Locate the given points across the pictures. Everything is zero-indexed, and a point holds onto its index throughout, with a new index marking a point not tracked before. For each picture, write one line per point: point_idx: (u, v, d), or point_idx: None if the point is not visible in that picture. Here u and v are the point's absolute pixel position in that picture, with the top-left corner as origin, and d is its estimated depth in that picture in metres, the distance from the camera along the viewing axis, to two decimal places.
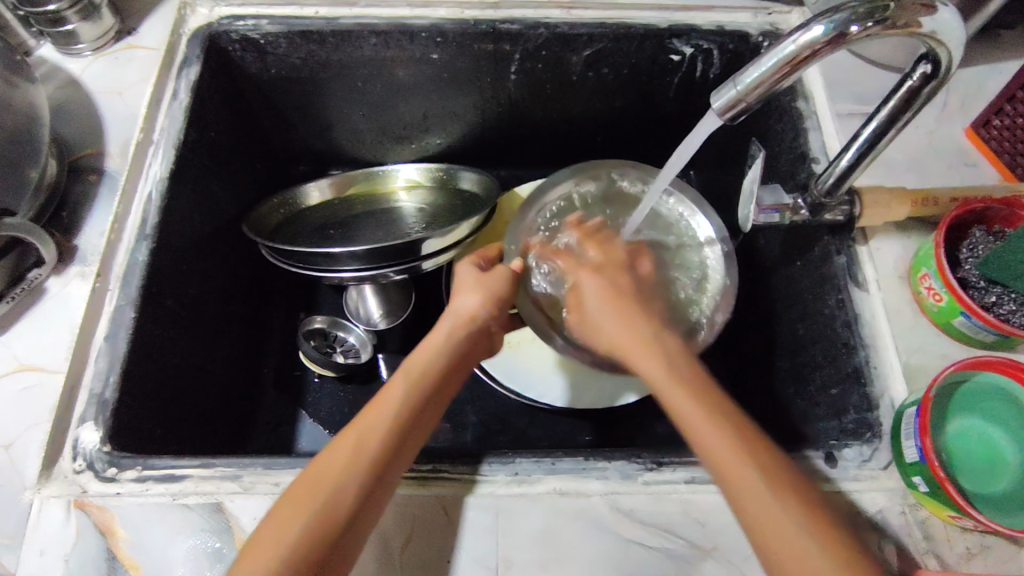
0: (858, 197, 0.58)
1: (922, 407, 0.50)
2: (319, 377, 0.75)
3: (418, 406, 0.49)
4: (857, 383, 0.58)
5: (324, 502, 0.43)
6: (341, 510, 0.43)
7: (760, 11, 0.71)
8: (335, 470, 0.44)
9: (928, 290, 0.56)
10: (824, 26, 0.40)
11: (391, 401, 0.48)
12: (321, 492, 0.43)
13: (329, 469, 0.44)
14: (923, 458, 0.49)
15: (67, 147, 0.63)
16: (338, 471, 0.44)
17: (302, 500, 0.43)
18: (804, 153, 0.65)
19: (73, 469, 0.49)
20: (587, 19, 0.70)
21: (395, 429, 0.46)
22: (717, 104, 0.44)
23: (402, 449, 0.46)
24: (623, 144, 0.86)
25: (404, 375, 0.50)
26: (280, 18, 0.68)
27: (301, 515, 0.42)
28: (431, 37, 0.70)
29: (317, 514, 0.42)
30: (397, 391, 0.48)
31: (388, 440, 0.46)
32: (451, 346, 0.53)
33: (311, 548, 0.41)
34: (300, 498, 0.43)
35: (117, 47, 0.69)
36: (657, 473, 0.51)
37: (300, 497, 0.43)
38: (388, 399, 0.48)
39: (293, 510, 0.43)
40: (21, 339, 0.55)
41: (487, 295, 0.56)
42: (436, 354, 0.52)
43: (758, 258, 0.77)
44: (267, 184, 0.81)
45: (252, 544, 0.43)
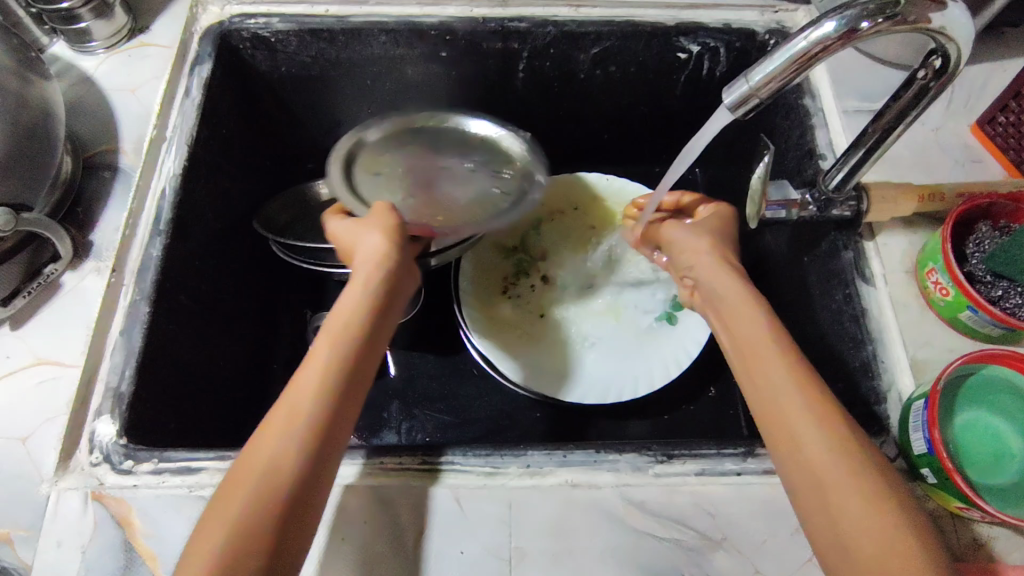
0: (865, 193, 0.59)
1: (929, 399, 0.50)
2: None
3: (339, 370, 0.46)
4: (865, 377, 0.58)
5: (263, 481, 0.41)
6: (282, 487, 0.41)
7: (766, 10, 0.72)
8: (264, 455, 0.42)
9: (935, 284, 0.57)
10: (835, 22, 0.40)
11: (315, 367, 0.46)
12: (259, 471, 0.42)
13: (262, 450, 0.42)
14: (931, 449, 0.49)
15: (80, 143, 0.63)
16: (269, 454, 0.42)
17: (240, 482, 0.42)
18: (810, 149, 0.66)
19: (90, 462, 0.50)
20: (595, 17, 0.71)
21: (321, 399, 0.44)
22: (729, 100, 0.45)
23: (336, 415, 0.45)
24: (630, 142, 0.87)
25: (323, 338, 0.48)
26: (291, 16, 0.69)
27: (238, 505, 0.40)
28: (440, 35, 0.70)
29: (259, 494, 0.41)
30: (317, 360, 0.46)
31: (319, 408, 0.44)
32: (367, 301, 0.50)
33: (257, 525, 0.40)
34: (238, 483, 0.42)
35: (130, 45, 0.69)
36: (668, 466, 0.52)
37: (238, 483, 0.42)
38: (314, 366, 0.46)
39: (230, 498, 0.41)
40: (36, 333, 0.55)
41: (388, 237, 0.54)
42: (356, 314, 0.49)
43: (764, 254, 0.77)
44: (277, 181, 0.81)
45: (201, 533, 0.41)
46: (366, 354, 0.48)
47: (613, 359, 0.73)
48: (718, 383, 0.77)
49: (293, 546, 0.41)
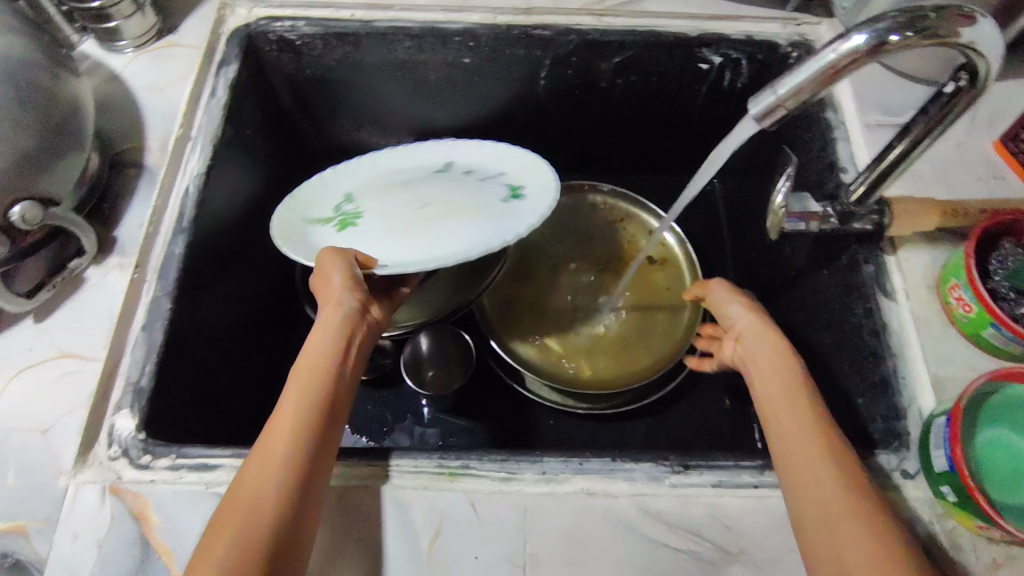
0: (887, 209, 0.59)
1: (952, 417, 0.50)
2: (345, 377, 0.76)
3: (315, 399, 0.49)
4: (884, 393, 0.58)
5: (247, 525, 0.42)
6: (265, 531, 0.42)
7: (790, 22, 0.72)
8: (253, 484, 0.44)
9: (957, 301, 0.56)
10: (865, 35, 0.40)
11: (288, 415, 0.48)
12: (244, 517, 0.43)
13: (246, 494, 0.44)
14: (953, 466, 0.49)
15: (107, 141, 0.64)
16: (257, 482, 0.44)
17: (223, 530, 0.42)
18: (832, 163, 0.66)
19: (109, 455, 0.50)
20: (618, 27, 0.71)
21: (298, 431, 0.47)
22: (755, 110, 0.45)
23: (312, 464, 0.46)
24: (648, 151, 0.87)
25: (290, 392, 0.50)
26: (316, 20, 0.70)
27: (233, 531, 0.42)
28: (464, 41, 0.71)
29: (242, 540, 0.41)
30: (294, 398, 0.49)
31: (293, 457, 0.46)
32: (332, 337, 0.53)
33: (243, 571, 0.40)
34: (223, 529, 0.42)
35: (158, 45, 0.70)
36: (684, 476, 0.51)
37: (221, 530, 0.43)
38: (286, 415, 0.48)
39: (221, 529, 0.43)
40: (59, 326, 0.56)
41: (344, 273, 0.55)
42: (325, 352, 0.52)
43: (781, 268, 0.76)
44: (297, 183, 0.82)
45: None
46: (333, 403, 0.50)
47: (468, 229, 0.59)
48: (734, 397, 0.77)
49: None
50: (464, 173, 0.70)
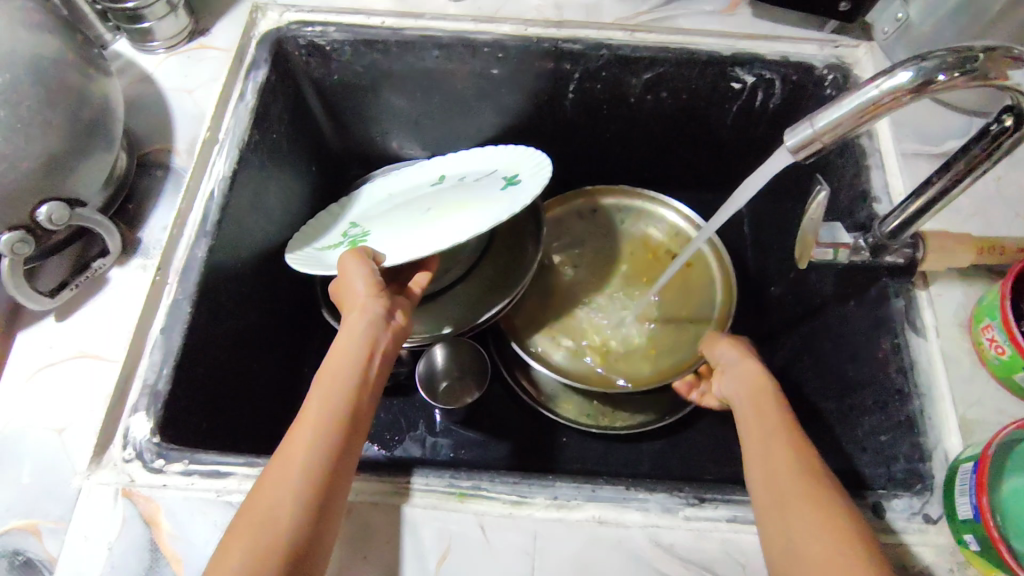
0: (921, 241, 0.57)
1: (979, 463, 0.49)
2: None
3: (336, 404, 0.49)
4: (909, 433, 0.56)
5: (262, 531, 0.42)
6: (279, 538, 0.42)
7: (827, 44, 0.70)
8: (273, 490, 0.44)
9: (990, 341, 0.55)
10: (910, 72, 0.39)
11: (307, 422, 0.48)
12: (259, 523, 0.43)
13: (263, 501, 0.44)
14: (977, 514, 0.48)
15: (136, 141, 0.65)
16: (272, 491, 0.44)
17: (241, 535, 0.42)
18: (865, 191, 0.64)
19: (122, 458, 0.51)
20: (650, 43, 0.70)
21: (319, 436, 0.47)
22: (791, 142, 0.43)
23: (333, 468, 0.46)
24: (674, 168, 0.86)
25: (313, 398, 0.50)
26: (347, 26, 0.70)
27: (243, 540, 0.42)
28: (493, 52, 0.70)
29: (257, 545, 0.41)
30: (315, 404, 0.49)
31: (310, 462, 0.45)
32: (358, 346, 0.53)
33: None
34: (239, 536, 0.42)
35: (190, 47, 0.70)
36: (699, 509, 0.50)
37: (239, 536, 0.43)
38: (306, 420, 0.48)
39: (234, 541, 0.42)
40: (80, 325, 0.56)
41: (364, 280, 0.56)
42: (344, 359, 0.52)
43: (805, 294, 0.75)
44: (321, 187, 0.82)
45: None
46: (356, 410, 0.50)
47: (472, 218, 0.62)
48: None
49: None
50: (458, 180, 0.72)
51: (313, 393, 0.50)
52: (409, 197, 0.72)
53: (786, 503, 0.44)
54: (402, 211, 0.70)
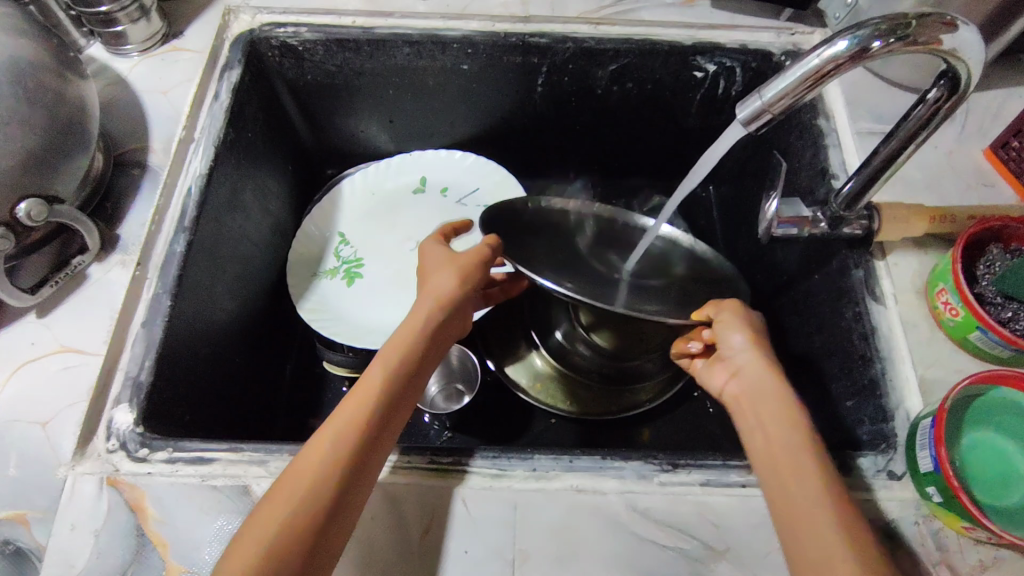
0: (876, 212, 0.60)
1: (936, 419, 0.51)
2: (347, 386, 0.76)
3: (397, 385, 0.51)
4: (872, 395, 0.59)
5: (311, 480, 0.44)
6: (326, 491, 0.44)
7: (782, 31, 0.73)
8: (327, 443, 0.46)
9: (945, 304, 0.57)
10: (847, 41, 0.41)
11: (371, 387, 0.50)
12: (309, 473, 0.45)
13: (314, 454, 0.46)
14: (937, 466, 0.50)
15: (112, 142, 0.65)
16: (320, 452, 0.46)
17: (289, 483, 0.44)
18: (823, 169, 0.67)
19: (107, 448, 0.51)
20: (614, 35, 0.73)
21: (378, 403, 0.49)
22: (742, 114, 0.46)
23: (383, 436, 0.48)
24: (646, 158, 0.88)
25: (379, 364, 0.52)
26: (319, 26, 0.72)
27: (300, 486, 0.44)
28: (462, 48, 0.73)
29: (305, 495, 0.44)
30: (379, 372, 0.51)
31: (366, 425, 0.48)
32: (426, 328, 0.56)
33: (301, 523, 0.42)
34: (288, 482, 0.45)
35: (163, 50, 0.72)
36: (673, 474, 0.52)
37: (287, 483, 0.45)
38: (370, 385, 0.50)
39: (283, 488, 0.44)
40: (61, 321, 0.57)
41: (456, 275, 0.60)
42: (407, 337, 0.54)
43: (773, 272, 0.77)
44: (298, 186, 0.83)
45: (246, 526, 0.43)
46: (412, 385, 0.52)
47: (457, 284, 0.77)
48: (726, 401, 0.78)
49: (330, 549, 0.43)
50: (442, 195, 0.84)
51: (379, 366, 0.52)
52: (394, 206, 0.83)
53: (784, 457, 0.48)
54: (387, 240, 0.82)
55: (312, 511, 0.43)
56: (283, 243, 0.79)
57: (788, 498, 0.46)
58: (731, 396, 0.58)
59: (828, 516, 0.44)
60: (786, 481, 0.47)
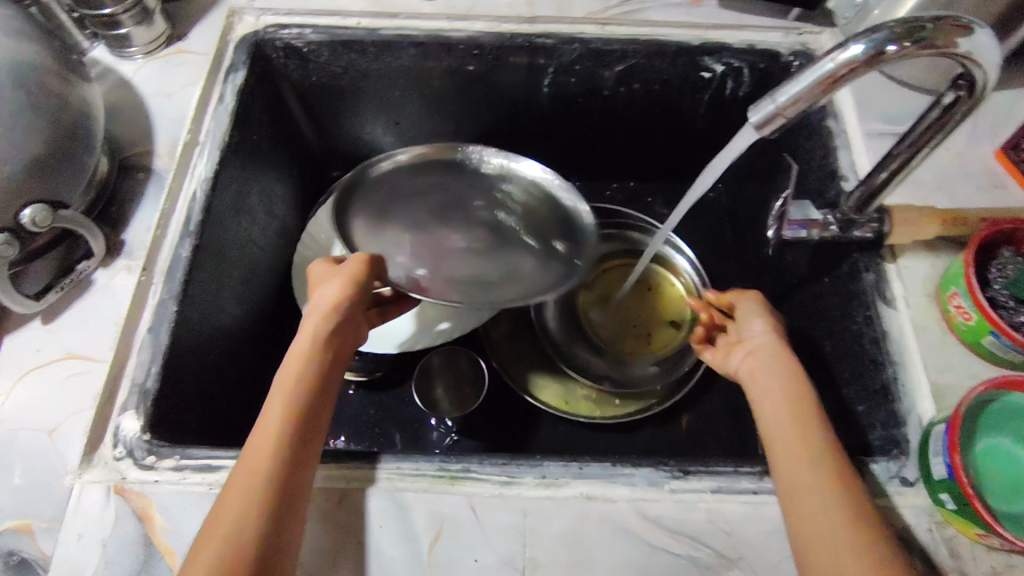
0: (887, 215, 0.59)
1: (950, 426, 0.51)
2: (354, 389, 0.77)
3: (297, 412, 0.50)
4: (884, 400, 0.58)
5: (229, 528, 0.43)
6: (246, 533, 0.42)
7: (791, 31, 0.73)
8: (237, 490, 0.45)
9: (957, 308, 0.57)
10: (862, 45, 0.41)
11: (270, 421, 0.49)
12: (225, 521, 0.43)
13: (227, 503, 0.44)
14: (952, 474, 0.49)
15: (116, 146, 0.65)
16: (240, 494, 0.44)
17: (207, 538, 0.43)
18: (833, 171, 0.67)
19: (114, 455, 0.51)
20: (620, 35, 0.73)
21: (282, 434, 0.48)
22: (755, 118, 0.45)
23: (297, 466, 0.47)
24: (652, 158, 0.88)
25: (275, 397, 0.51)
26: (324, 28, 0.71)
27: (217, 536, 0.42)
28: (468, 49, 0.72)
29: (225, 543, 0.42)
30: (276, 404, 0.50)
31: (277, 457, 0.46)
32: (320, 347, 0.54)
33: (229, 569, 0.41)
34: (205, 539, 0.43)
35: (168, 52, 0.71)
36: (683, 481, 0.52)
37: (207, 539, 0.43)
38: (269, 421, 0.49)
39: (201, 546, 0.42)
40: (66, 328, 0.56)
41: (345, 286, 0.58)
42: (304, 360, 0.53)
43: (782, 274, 0.76)
44: (302, 188, 0.82)
45: None
46: (318, 408, 0.51)
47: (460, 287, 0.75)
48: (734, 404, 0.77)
49: None
50: None
51: (274, 398, 0.50)
52: None
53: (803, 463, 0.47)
54: None
55: (239, 553, 0.41)
56: (288, 245, 0.79)
57: (799, 514, 0.45)
58: (747, 371, 0.58)
59: (844, 524, 0.43)
60: (800, 468, 0.47)
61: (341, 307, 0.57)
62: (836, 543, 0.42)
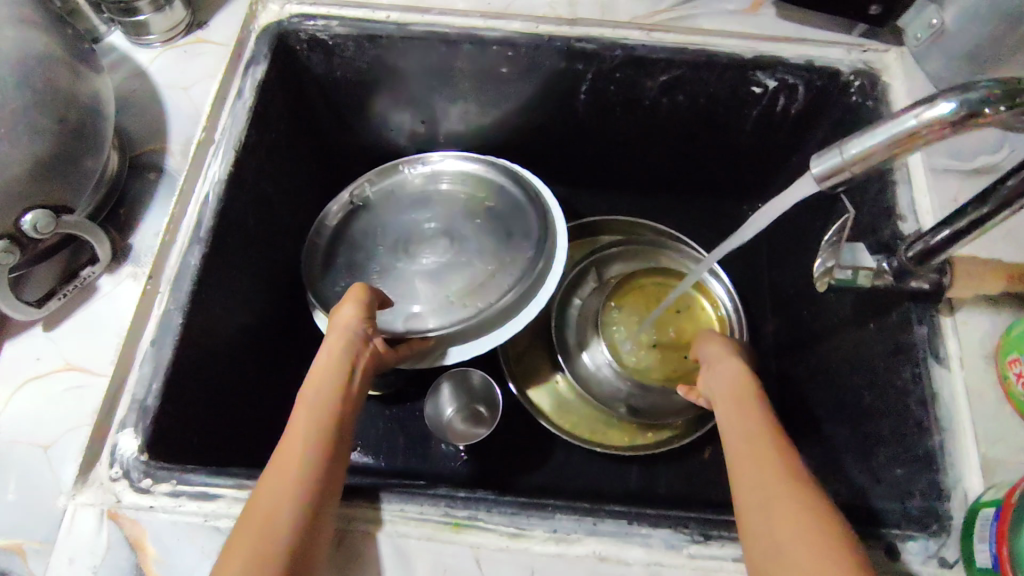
0: (948, 266, 0.54)
1: (1001, 511, 0.46)
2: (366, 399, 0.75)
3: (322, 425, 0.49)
4: (927, 469, 0.54)
5: (259, 538, 0.41)
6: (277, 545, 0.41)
7: (855, 48, 0.67)
8: (265, 501, 0.43)
9: (1016, 376, 0.51)
10: (953, 102, 0.35)
11: (295, 434, 0.48)
12: (255, 533, 0.41)
13: (255, 515, 0.42)
14: (996, 564, 0.45)
15: (129, 141, 0.62)
16: (268, 505, 0.43)
17: (235, 550, 0.41)
18: (890, 209, 0.61)
19: (110, 476, 0.49)
20: (667, 43, 0.67)
21: (310, 446, 0.47)
22: (818, 168, 0.40)
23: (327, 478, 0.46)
24: (690, 171, 0.82)
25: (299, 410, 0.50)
26: (350, 20, 0.67)
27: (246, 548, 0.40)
28: (503, 50, 0.67)
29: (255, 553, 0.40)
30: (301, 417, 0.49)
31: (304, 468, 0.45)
32: (341, 357, 0.54)
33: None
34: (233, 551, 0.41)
35: (187, 40, 0.67)
36: (704, 547, 0.48)
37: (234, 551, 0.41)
38: (294, 435, 0.48)
39: (228, 559, 0.40)
40: (68, 336, 0.54)
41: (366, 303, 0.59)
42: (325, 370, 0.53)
43: (822, 310, 0.71)
44: (322, 185, 0.79)
45: None
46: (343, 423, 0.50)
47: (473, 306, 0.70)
48: None
49: None
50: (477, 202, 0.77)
51: (300, 411, 0.50)
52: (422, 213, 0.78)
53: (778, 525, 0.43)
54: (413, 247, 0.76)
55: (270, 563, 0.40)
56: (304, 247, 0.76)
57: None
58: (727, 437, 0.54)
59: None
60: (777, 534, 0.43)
61: (357, 322, 0.57)
62: (792, 543, 0.42)
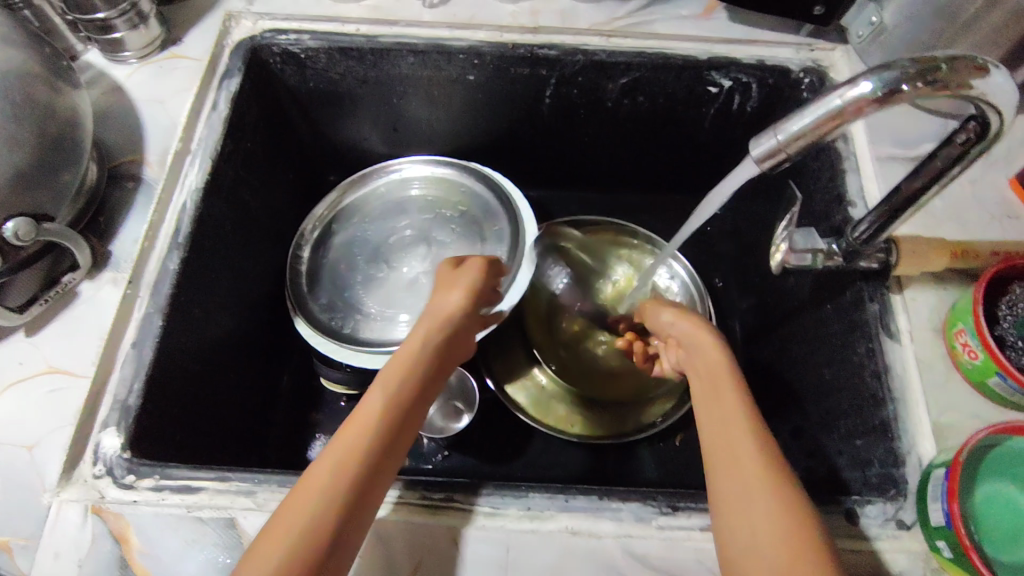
0: (895, 246, 0.57)
1: (950, 471, 0.49)
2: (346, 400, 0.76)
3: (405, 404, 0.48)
4: (882, 437, 0.56)
5: (324, 499, 0.41)
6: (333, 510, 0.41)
7: (803, 47, 0.70)
8: (334, 459, 0.43)
9: (963, 346, 0.55)
10: (872, 82, 0.39)
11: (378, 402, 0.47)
12: (320, 491, 0.42)
13: (323, 470, 0.43)
14: (948, 521, 0.48)
15: (107, 153, 0.64)
16: (336, 464, 0.43)
17: (297, 504, 0.41)
18: (840, 196, 0.64)
19: (93, 474, 0.50)
20: (626, 48, 0.70)
21: (387, 419, 0.46)
22: (757, 151, 0.43)
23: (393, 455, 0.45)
24: (656, 168, 0.85)
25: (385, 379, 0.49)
26: (321, 34, 0.69)
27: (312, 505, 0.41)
28: (469, 58, 0.70)
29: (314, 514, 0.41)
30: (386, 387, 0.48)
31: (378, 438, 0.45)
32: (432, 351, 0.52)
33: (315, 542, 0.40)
34: (296, 502, 0.41)
35: (162, 56, 0.70)
36: (672, 518, 0.50)
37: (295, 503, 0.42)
38: (375, 401, 0.47)
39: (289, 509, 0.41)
40: (50, 340, 0.56)
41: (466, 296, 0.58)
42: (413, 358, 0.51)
43: (784, 296, 0.74)
44: (298, 194, 0.81)
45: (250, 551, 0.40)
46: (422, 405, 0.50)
47: None
48: None
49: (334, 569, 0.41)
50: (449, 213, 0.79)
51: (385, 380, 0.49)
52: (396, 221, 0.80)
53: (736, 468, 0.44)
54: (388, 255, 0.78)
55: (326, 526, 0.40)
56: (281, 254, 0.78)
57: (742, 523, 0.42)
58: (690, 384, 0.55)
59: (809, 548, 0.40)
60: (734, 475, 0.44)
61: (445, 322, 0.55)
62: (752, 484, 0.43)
